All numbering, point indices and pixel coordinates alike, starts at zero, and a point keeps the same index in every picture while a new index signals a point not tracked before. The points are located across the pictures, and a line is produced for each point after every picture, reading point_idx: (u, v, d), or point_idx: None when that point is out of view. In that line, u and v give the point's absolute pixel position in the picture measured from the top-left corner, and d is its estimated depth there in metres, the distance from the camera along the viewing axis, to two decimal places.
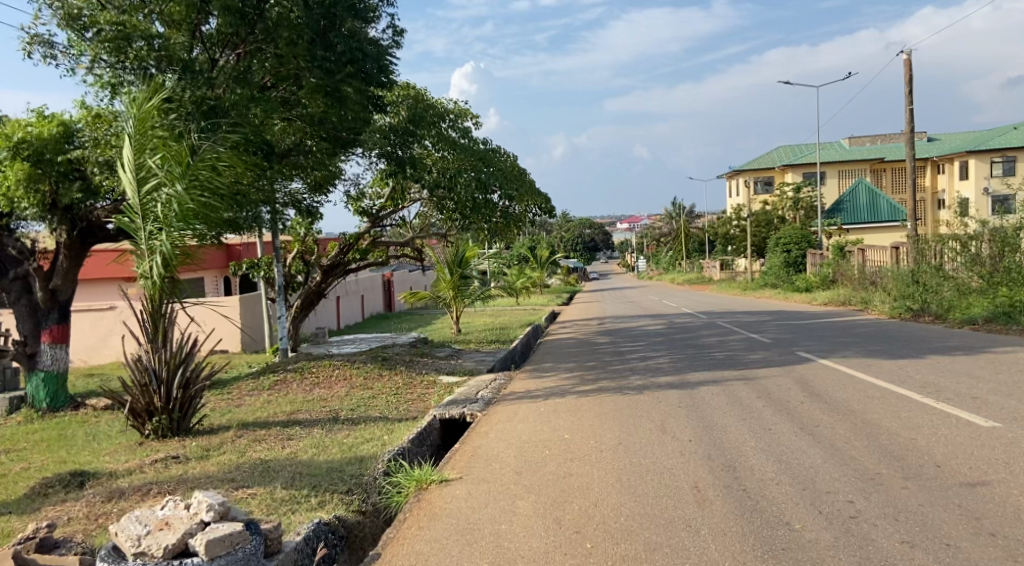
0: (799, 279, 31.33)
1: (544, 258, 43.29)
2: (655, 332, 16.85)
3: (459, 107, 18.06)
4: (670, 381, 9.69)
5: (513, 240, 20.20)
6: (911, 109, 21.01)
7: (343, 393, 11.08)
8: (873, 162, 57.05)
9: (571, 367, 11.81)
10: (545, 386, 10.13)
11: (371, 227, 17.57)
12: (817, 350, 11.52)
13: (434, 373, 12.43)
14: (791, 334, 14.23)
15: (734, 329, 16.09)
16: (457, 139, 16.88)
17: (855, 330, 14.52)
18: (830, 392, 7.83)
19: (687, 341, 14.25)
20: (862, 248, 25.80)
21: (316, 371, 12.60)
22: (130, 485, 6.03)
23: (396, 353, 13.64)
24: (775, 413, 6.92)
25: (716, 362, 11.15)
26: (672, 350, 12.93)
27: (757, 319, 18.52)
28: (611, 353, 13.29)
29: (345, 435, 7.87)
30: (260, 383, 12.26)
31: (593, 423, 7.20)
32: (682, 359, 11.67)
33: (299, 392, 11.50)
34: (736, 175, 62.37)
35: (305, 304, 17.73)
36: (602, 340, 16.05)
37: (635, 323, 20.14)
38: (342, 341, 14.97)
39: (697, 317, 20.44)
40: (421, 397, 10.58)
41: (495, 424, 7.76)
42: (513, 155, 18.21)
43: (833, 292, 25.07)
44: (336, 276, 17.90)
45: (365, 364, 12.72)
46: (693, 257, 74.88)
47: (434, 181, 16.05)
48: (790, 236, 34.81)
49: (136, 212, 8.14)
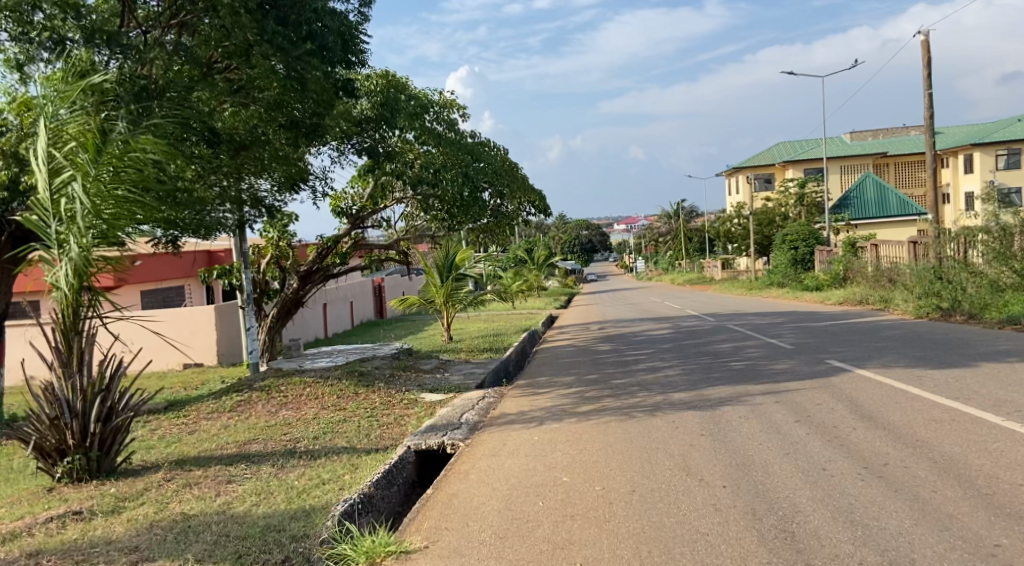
0: (807, 277, 30.05)
1: (542, 260, 41.81)
2: (662, 337, 15.46)
3: (445, 97, 16.71)
4: (686, 398, 8.31)
5: (506, 241, 18.87)
6: (928, 95, 19.74)
7: (311, 416, 9.72)
8: (876, 157, 55.85)
9: (570, 381, 10.46)
10: (541, 406, 8.78)
11: (351, 229, 16.18)
12: (850, 356, 10.19)
13: (416, 389, 11.06)
14: (814, 339, 12.87)
15: (749, 334, 14.71)
16: (442, 132, 15.45)
17: (883, 333, 13.16)
18: (886, 414, 6.50)
19: (699, 348, 12.94)
20: (875, 244, 24.50)
21: (284, 390, 11.19)
22: (3, 557, 4.65)
23: (375, 367, 12.24)
24: (825, 446, 5.61)
25: (737, 373, 9.77)
26: (684, 359, 11.54)
27: (772, 322, 17.16)
28: (615, 363, 11.93)
29: (299, 476, 6.48)
30: (220, 405, 10.85)
31: (599, 459, 5.86)
32: (698, 370, 10.29)
33: (262, 416, 10.09)
34: (735, 173, 61.15)
35: (281, 314, 16.34)
36: (605, 347, 14.65)
37: (638, 327, 18.86)
38: (318, 354, 13.57)
39: (705, 320, 19.08)
40: (399, 419, 9.21)
41: (477, 460, 6.39)
42: (504, 149, 16.86)
43: (847, 291, 23.71)
44: (314, 283, 16.51)
45: (340, 381, 11.34)
46: (693, 257, 73.54)
47: (416, 177, 14.71)
48: (796, 233, 33.47)
49: (46, 208, 6.56)
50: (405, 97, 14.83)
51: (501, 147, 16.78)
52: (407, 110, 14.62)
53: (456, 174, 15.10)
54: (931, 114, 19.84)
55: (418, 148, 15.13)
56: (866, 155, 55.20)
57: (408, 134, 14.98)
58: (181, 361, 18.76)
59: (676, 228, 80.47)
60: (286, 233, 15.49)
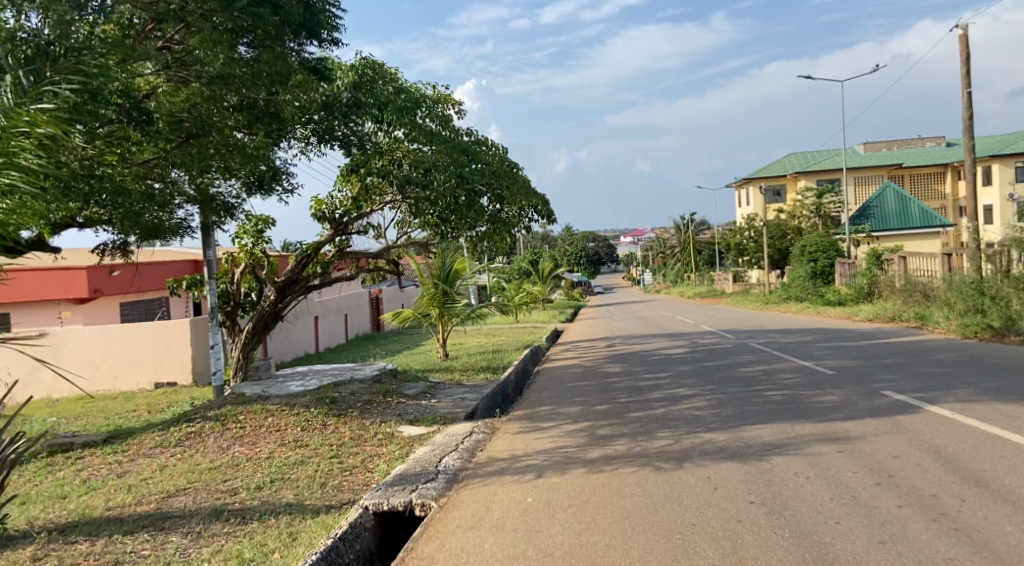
0: (829, 291, 28.43)
1: (548, 272, 40.23)
2: (679, 358, 13.84)
3: (439, 92, 15.20)
4: (721, 443, 6.66)
5: (508, 249, 17.30)
6: (967, 94, 18.14)
7: (265, 455, 8.13)
8: (892, 169, 54.20)
9: (576, 413, 8.87)
10: (540, 448, 7.18)
11: (334, 235, 14.60)
12: (912, 388, 8.54)
13: (397, 420, 9.47)
14: (857, 364, 11.20)
15: (778, 355, 13.07)
16: (436, 130, 13.90)
17: (934, 357, 11.50)
18: (1000, 479, 4.88)
19: (724, 372, 11.35)
20: (904, 255, 22.84)
21: (242, 421, 9.58)
22: None
23: (350, 393, 10.58)
24: (935, 534, 4.01)
25: (777, 408, 8.10)
26: (709, 387, 9.89)
27: (799, 341, 15.51)
28: (628, 390, 10.28)
29: (211, 556, 4.86)
30: (165, 439, 9.26)
31: (615, 543, 4.27)
32: (730, 401, 8.64)
33: (209, 454, 8.47)
34: (746, 184, 59.61)
35: (257, 329, 14.81)
36: (616, 369, 13.04)
37: (652, 345, 17.29)
38: (289, 377, 11.96)
39: (724, 338, 17.43)
40: (368, 460, 7.61)
41: (450, 536, 4.75)
42: (503, 149, 15.27)
43: (875, 306, 22.02)
44: (294, 295, 14.98)
45: (308, 409, 9.75)
46: (702, 269, 72.00)
47: (404, 178, 13.23)
48: (815, 244, 31.87)
49: None
50: (391, 88, 13.35)
51: (501, 147, 15.22)
52: (395, 103, 13.16)
53: (450, 176, 13.58)
54: (971, 114, 18.25)
55: (408, 146, 13.65)
56: (883, 165, 53.58)
57: (397, 129, 13.51)
58: (153, 379, 17.31)
59: (685, 240, 78.83)
60: (259, 238, 13.95)
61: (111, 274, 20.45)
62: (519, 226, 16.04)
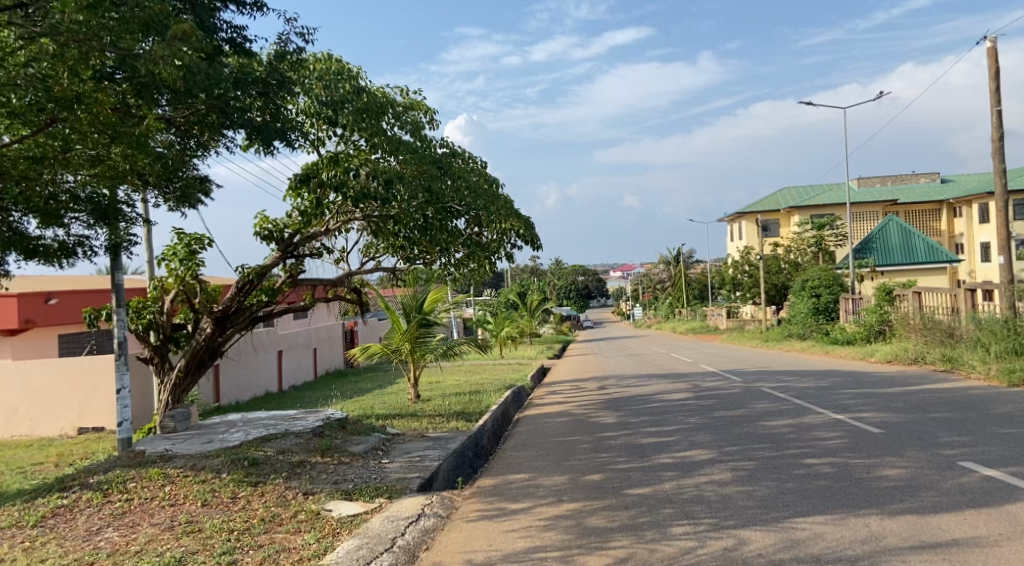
0: (833, 329, 26.54)
1: (536, 305, 38.34)
2: (683, 406, 11.75)
3: (409, 97, 13.28)
4: (771, 552, 4.56)
5: (488, 278, 15.30)
6: (996, 113, 16.42)
7: (134, 546, 5.99)
8: (888, 204, 52.87)
9: (560, 485, 6.79)
10: (508, 551, 5.08)
11: (282, 258, 12.56)
12: (1001, 461, 6.52)
13: (331, 489, 7.36)
14: (905, 420, 9.14)
15: (801, 405, 11.00)
16: (402, 137, 12.02)
17: (996, 411, 9.46)
18: None
19: (742, 427, 9.30)
20: (919, 290, 20.96)
21: (129, 492, 7.44)
22: None
23: (278, 452, 8.43)
24: None
25: (827, 486, 6.03)
26: (730, 450, 7.79)
27: (819, 386, 13.48)
28: (626, 451, 8.17)
29: None
30: (25, 515, 7.08)
31: None
32: (764, 473, 6.56)
33: (67, 542, 6.31)
34: (739, 219, 58.15)
35: (191, 367, 12.67)
36: (611, 419, 10.94)
37: (649, 388, 15.27)
38: (212, 428, 9.82)
39: (730, 381, 15.41)
40: (272, 560, 5.48)
41: None
42: (482, 161, 13.36)
43: (892, 346, 20.10)
44: (235, 328, 12.88)
45: (217, 476, 7.60)
46: (694, 305, 70.25)
47: (361, 191, 11.29)
48: (818, 279, 29.94)
49: None
50: (350, 86, 11.50)
51: (481, 161, 13.30)
52: (354, 104, 11.30)
53: (417, 190, 11.62)
54: (1000, 134, 16.50)
55: (369, 155, 11.77)
56: (880, 200, 52.16)
57: (356, 136, 11.65)
58: (77, 425, 15.13)
59: (677, 275, 77.31)
60: (192, 261, 11.95)
61: (47, 302, 18.12)
62: (500, 253, 14.03)
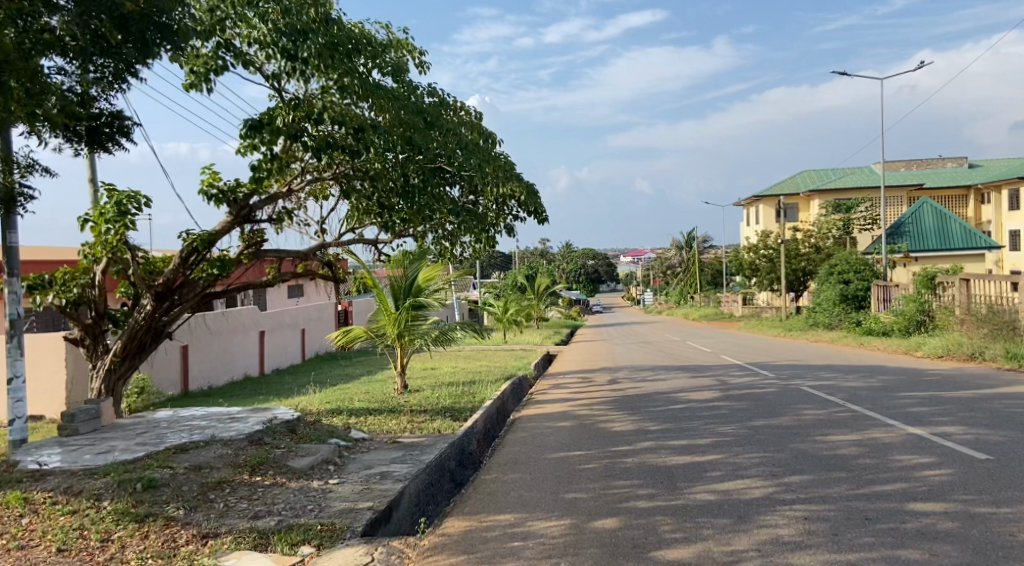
0: (865, 319, 24.32)
1: (543, 288, 36.14)
2: (713, 410, 9.69)
3: (392, 36, 11.19)
4: None
5: (485, 255, 13.21)
6: None
7: None
8: (915, 190, 50.32)
9: (558, 536, 4.76)
10: None
11: (235, 223, 10.50)
12: None
13: (243, 529, 5.33)
14: (1010, 439, 7.01)
15: (862, 414, 8.87)
16: (379, 80, 9.90)
17: None
18: None
19: (798, 443, 7.23)
20: (967, 278, 18.70)
21: None
22: None
23: (191, 470, 6.42)
24: None
25: (963, 559, 3.98)
26: (792, 482, 5.72)
27: (871, 387, 11.37)
28: (649, 478, 6.10)
29: None
30: None
31: None
32: (859, 530, 4.49)
33: None
34: (756, 203, 55.70)
35: (129, 351, 10.70)
36: (625, 425, 8.89)
37: (667, 383, 13.20)
38: (126, 430, 7.84)
39: (762, 378, 13.31)
40: None
41: None
42: (477, 113, 11.25)
43: (938, 340, 17.90)
44: (182, 305, 10.85)
45: (95, 508, 5.58)
46: (708, 291, 67.90)
47: (323, 141, 9.19)
48: (847, 263, 27.70)
49: None
50: (316, 14, 9.32)
51: (476, 114, 11.22)
52: (319, 35, 9.14)
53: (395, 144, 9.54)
54: None
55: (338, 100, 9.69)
56: (906, 185, 49.60)
57: (321, 76, 9.56)
58: None
59: (690, 259, 74.94)
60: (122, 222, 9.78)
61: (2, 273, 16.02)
62: (497, 225, 11.97)
